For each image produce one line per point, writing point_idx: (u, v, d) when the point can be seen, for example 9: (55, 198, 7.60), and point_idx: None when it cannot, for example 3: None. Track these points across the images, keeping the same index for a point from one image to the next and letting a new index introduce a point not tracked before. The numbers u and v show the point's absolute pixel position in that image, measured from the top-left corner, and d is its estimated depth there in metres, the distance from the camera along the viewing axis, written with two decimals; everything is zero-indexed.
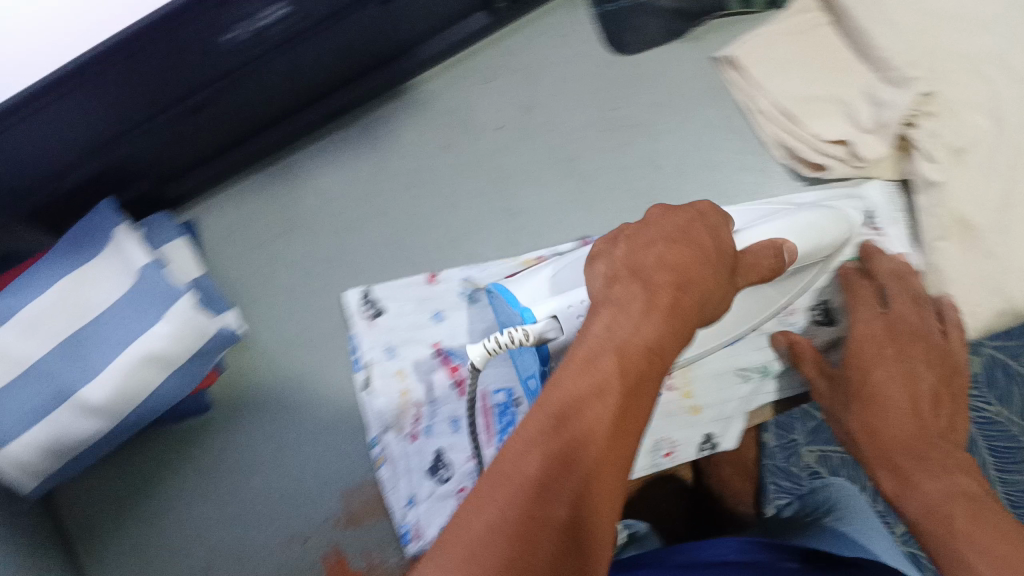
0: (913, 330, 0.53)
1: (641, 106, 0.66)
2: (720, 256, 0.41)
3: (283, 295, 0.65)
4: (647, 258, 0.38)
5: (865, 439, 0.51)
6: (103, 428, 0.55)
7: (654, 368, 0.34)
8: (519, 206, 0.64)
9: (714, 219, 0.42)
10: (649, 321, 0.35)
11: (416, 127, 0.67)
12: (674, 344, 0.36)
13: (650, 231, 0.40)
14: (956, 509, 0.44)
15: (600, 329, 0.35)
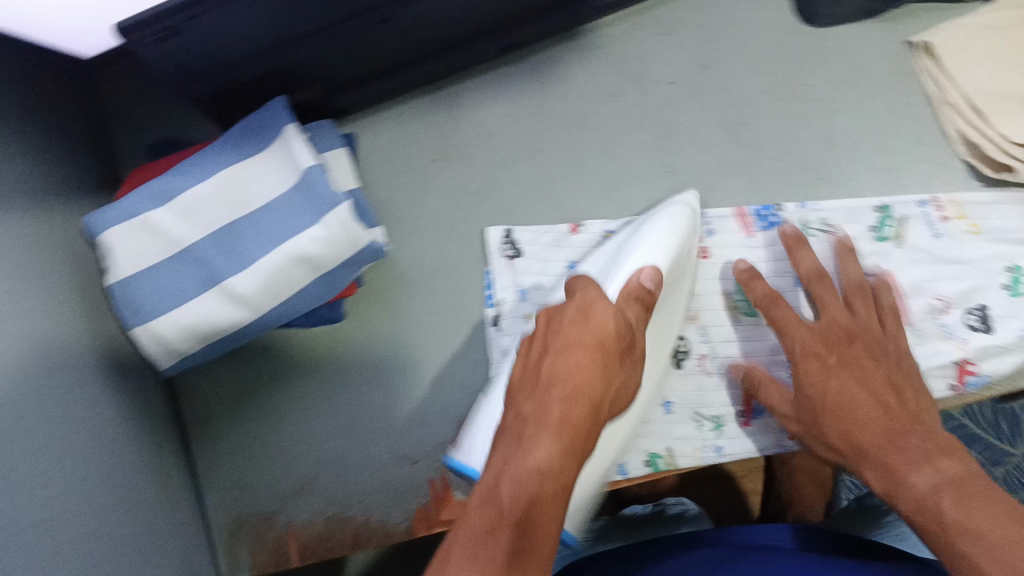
0: (831, 334, 0.55)
1: (824, 81, 0.63)
2: (608, 343, 0.49)
3: (429, 219, 0.67)
4: (549, 368, 0.48)
5: (845, 448, 0.51)
6: (244, 318, 0.60)
7: (552, 486, 0.42)
8: (680, 165, 0.63)
9: (588, 300, 0.51)
10: (545, 447, 0.43)
11: (588, 72, 0.65)
12: (569, 454, 0.44)
13: (566, 330, 0.50)
14: (946, 496, 0.45)
15: (498, 462, 0.43)
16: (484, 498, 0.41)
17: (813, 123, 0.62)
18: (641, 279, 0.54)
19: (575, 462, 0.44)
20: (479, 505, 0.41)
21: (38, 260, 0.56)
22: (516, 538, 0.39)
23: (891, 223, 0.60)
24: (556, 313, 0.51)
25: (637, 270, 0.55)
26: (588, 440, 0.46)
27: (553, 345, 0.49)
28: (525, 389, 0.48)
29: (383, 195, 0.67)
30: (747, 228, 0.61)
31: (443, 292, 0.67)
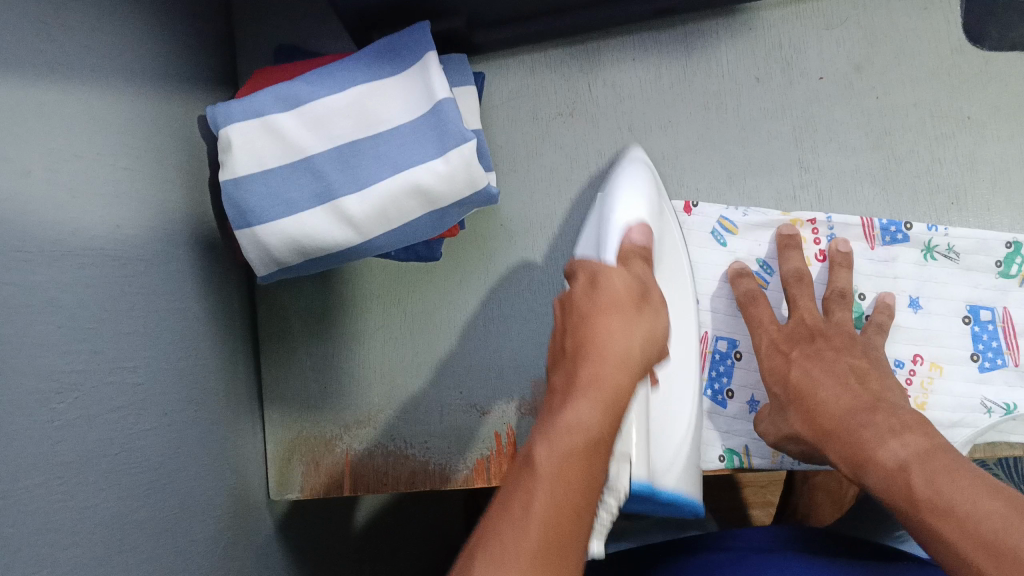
0: (799, 334, 0.58)
1: (982, 105, 0.61)
2: (621, 304, 0.43)
3: (542, 171, 0.66)
4: (572, 329, 0.43)
5: (808, 429, 0.52)
6: (349, 240, 0.60)
7: (588, 446, 0.37)
8: (813, 163, 0.62)
9: (596, 270, 0.46)
10: (583, 404, 0.38)
11: (736, 50, 0.63)
12: (607, 408, 0.38)
13: (576, 305, 0.44)
14: (913, 471, 0.44)
15: (530, 451, 0.37)
16: (511, 489, 0.35)
17: (958, 145, 0.60)
18: (631, 237, 0.52)
19: (607, 416, 0.38)
20: (506, 497, 0.35)
21: (158, 142, 0.56)
22: (556, 498, 0.34)
23: (1020, 261, 0.59)
24: (573, 293, 0.45)
25: (624, 227, 0.53)
26: (622, 397, 0.40)
27: (577, 302, 0.44)
28: (566, 362, 0.42)
29: (502, 143, 0.66)
30: (870, 241, 0.61)
31: (542, 247, 0.66)
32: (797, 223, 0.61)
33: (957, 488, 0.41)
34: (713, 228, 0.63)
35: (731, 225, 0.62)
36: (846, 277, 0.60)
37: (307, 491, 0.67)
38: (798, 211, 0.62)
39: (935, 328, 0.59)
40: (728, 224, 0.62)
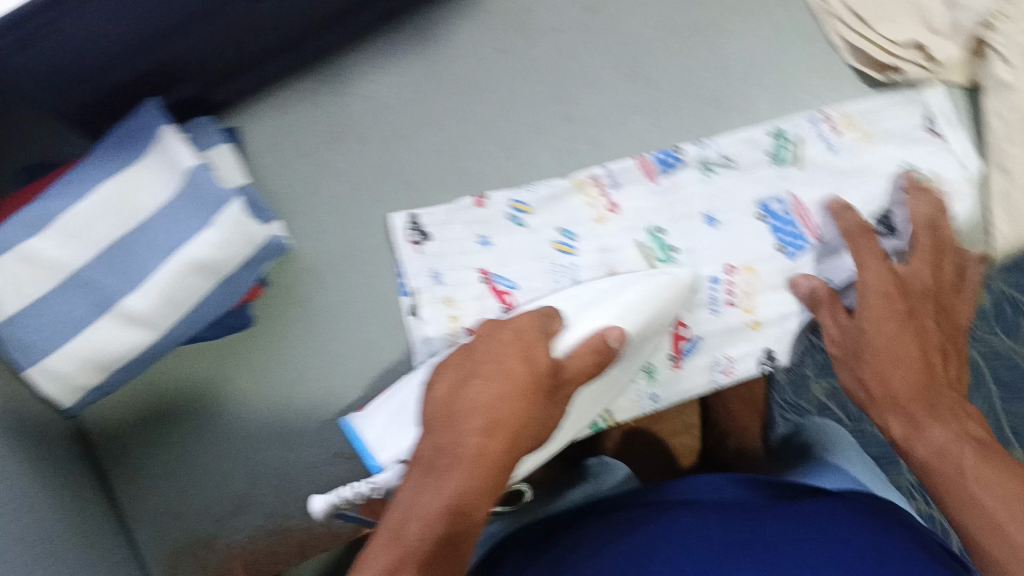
0: (921, 288, 0.56)
1: (711, 9, 0.63)
2: (533, 380, 0.47)
3: (327, 205, 0.62)
4: (463, 401, 0.46)
5: (874, 388, 0.54)
6: (144, 340, 0.57)
7: (461, 523, 0.41)
8: (578, 112, 0.62)
9: (530, 338, 0.50)
10: (455, 481, 0.42)
11: (471, 28, 0.63)
12: (479, 489, 0.42)
13: (483, 372, 0.47)
14: (963, 454, 0.47)
15: (408, 500, 0.42)
16: (390, 539, 0.40)
17: (703, 52, 0.62)
18: (606, 339, 0.52)
19: (489, 498, 0.43)
20: (386, 543, 0.40)
21: None
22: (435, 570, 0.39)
23: (786, 145, 0.61)
24: (484, 359, 0.48)
25: (602, 333, 0.52)
26: (500, 476, 0.44)
27: (479, 369, 0.47)
28: (442, 423, 0.46)
29: (278, 188, 0.62)
30: (653, 176, 0.61)
31: (355, 279, 0.63)
32: (583, 180, 0.61)
33: (999, 478, 0.45)
34: (508, 213, 0.61)
35: (524, 205, 0.61)
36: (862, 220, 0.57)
37: None
38: (580, 169, 0.62)
39: (737, 235, 0.61)
40: (522, 204, 0.61)
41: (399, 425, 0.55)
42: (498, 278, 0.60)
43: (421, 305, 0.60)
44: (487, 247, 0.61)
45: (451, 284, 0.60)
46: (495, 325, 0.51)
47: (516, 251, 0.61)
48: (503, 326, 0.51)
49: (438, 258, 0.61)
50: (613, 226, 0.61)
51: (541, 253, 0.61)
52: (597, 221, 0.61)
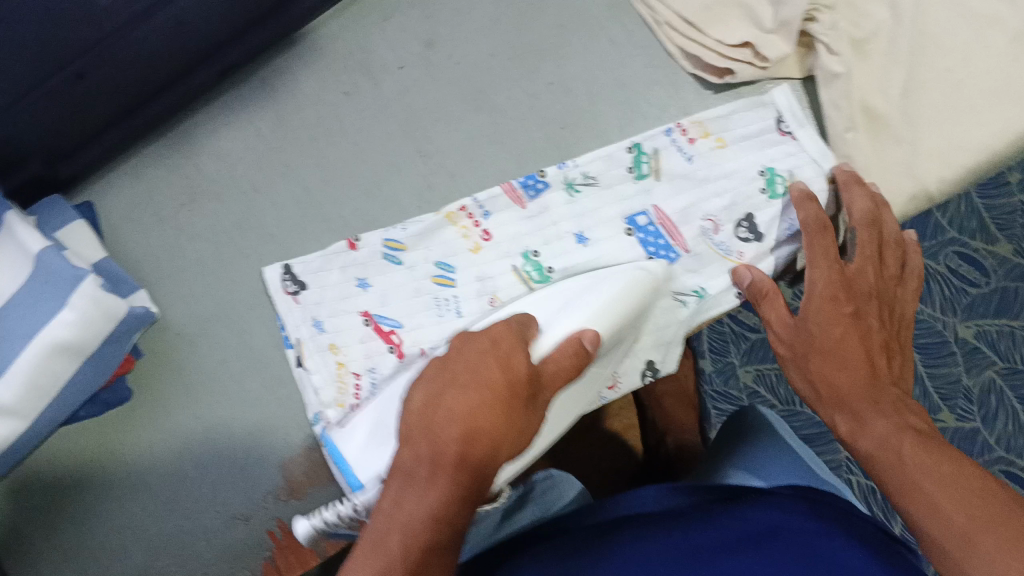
0: (862, 286, 0.55)
1: (547, 30, 0.63)
2: (513, 390, 0.45)
3: (191, 269, 0.62)
4: (439, 414, 0.43)
5: (819, 384, 0.54)
6: (17, 429, 0.53)
7: (444, 531, 0.40)
8: (432, 146, 0.62)
9: (508, 347, 0.47)
10: (422, 499, 0.40)
11: (314, 75, 0.63)
12: (463, 499, 0.41)
13: (452, 386, 0.44)
14: (906, 441, 0.47)
15: (392, 504, 0.42)
16: (372, 545, 0.40)
17: (545, 76, 0.63)
18: (584, 341, 0.51)
19: (472, 504, 0.42)
20: (369, 555, 0.39)
21: None
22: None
23: (646, 159, 0.61)
24: (459, 368, 0.45)
25: (580, 331, 0.51)
26: (480, 484, 0.42)
27: (460, 378, 0.44)
28: (418, 434, 0.43)
29: (139, 255, 0.61)
30: (519, 202, 0.61)
31: (227, 338, 0.62)
32: (454, 212, 0.61)
33: (944, 470, 0.44)
34: (382, 254, 0.61)
35: (397, 243, 0.61)
36: (869, 199, 0.57)
37: None
38: (448, 204, 0.62)
39: (609, 251, 0.60)
40: (394, 243, 0.61)
41: (376, 445, 0.54)
42: (380, 318, 0.60)
43: (305, 356, 0.59)
44: (366, 290, 0.61)
45: (333, 332, 0.60)
46: (465, 335, 0.48)
47: (396, 291, 0.61)
48: (477, 333, 0.48)
49: (316, 307, 0.60)
50: (488, 253, 0.61)
51: (423, 289, 0.61)
52: (472, 252, 0.61)
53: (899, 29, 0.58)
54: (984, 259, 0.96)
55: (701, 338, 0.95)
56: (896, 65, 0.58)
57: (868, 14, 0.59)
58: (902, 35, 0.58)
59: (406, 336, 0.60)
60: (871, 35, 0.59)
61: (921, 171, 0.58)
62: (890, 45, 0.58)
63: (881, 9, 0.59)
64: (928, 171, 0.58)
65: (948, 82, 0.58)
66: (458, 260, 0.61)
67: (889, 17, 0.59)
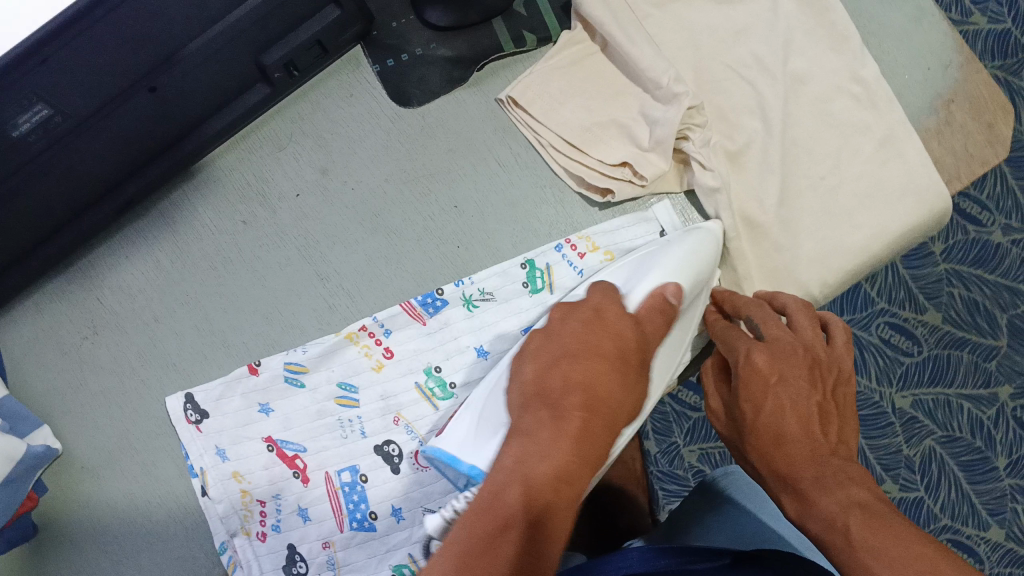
0: (790, 352, 0.51)
1: (436, 155, 0.65)
2: (625, 355, 0.49)
3: (95, 401, 0.62)
4: (556, 381, 0.48)
5: (769, 472, 0.50)
6: None
7: (564, 491, 0.43)
8: (330, 269, 0.64)
9: (611, 314, 0.52)
10: (551, 451, 0.44)
11: (213, 205, 0.65)
12: (584, 462, 0.44)
13: (565, 359, 0.49)
14: (853, 518, 0.43)
15: (515, 461, 0.44)
16: (486, 504, 0.42)
17: (437, 196, 0.64)
18: (667, 294, 0.53)
19: (591, 470, 0.45)
20: (487, 503, 0.42)
21: None
22: (535, 537, 0.40)
23: (540, 274, 0.62)
24: (568, 340, 0.50)
25: (662, 286, 0.54)
26: (599, 451, 0.46)
27: (568, 351, 0.49)
28: (541, 403, 0.47)
29: (42, 389, 0.62)
30: (419, 319, 0.62)
31: (131, 469, 0.62)
32: (355, 332, 0.62)
33: (887, 542, 0.40)
34: (284, 378, 0.62)
35: (299, 366, 0.62)
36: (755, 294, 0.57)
37: None
38: (348, 324, 0.63)
39: None
40: (296, 366, 0.62)
41: (487, 432, 0.52)
42: (284, 443, 0.61)
43: (209, 484, 0.60)
44: (269, 414, 0.62)
45: (237, 459, 0.61)
46: (568, 311, 0.53)
47: (298, 415, 0.62)
48: (576, 308, 0.53)
49: (220, 435, 0.61)
50: (391, 370, 0.62)
51: (325, 410, 0.62)
52: (374, 370, 0.62)
53: (770, 142, 0.60)
54: (914, 326, 0.83)
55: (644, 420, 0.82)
56: (772, 174, 0.60)
57: (739, 128, 0.61)
58: (773, 146, 0.60)
59: (311, 460, 0.61)
60: (745, 147, 0.60)
61: (800, 275, 0.59)
62: (765, 156, 0.60)
63: (757, 122, 0.61)
64: (807, 275, 0.59)
65: (823, 190, 0.60)
66: (360, 379, 0.62)
67: (762, 130, 0.61)
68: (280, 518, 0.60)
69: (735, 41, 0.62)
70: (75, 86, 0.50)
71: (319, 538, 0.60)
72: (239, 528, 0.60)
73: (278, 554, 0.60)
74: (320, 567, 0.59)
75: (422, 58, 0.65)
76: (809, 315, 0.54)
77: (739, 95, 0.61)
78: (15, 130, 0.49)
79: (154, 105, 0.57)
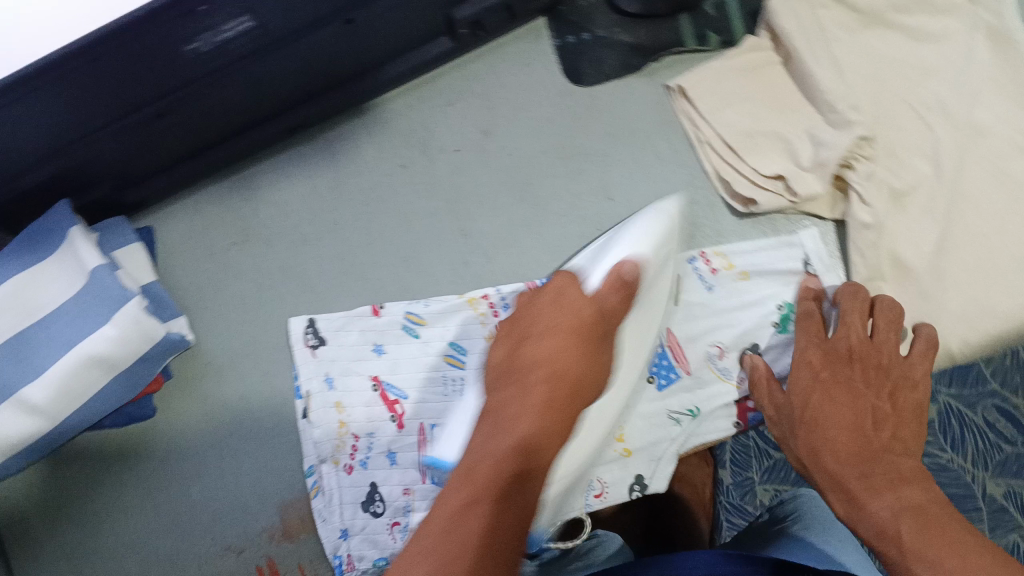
0: (845, 354, 0.56)
1: (597, 137, 0.66)
2: (580, 330, 0.48)
3: (230, 304, 0.66)
4: (524, 358, 0.48)
5: (808, 460, 0.53)
6: (42, 428, 0.57)
7: (529, 459, 0.43)
8: (473, 227, 0.65)
9: (561, 286, 0.51)
10: (518, 427, 0.44)
11: (375, 145, 0.67)
12: (549, 432, 0.45)
13: (527, 343, 0.49)
14: (906, 523, 0.45)
15: (483, 443, 0.45)
16: (466, 477, 0.43)
17: (590, 176, 0.65)
18: (623, 271, 0.52)
19: (549, 440, 0.45)
20: (461, 482, 0.42)
21: None
22: (502, 506, 0.41)
23: None
24: (536, 317, 0.50)
25: (622, 261, 0.53)
26: (564, 420, 0.46)
27: (532, 332, 0.49)
28: (508, 376, 0.48)
29: (185, 283, 0.66)
30: None
31: (252, 375, 0.65)
32: (477, 300, 0.64)
33: (942, 548, 0.42)
34: (401, 325, 0.64)
35: (418, 317, 0.64)
36: (849, 285, 0.59)
37: None
38: (472, 288, 0.64)
39: None
40: (415, 317, 0.64)
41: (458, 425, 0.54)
42: (388, 386, 0.63)
43: (311, 408, 0.62)
44: (381, 355, 0.63)
45: (342, 390, 0.63)
46: (537, 292, 0.52)
47: (407, 362, 0.63)
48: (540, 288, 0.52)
49: (331, 363, 0.63)
50: None
51: (432, 364, 0.63)
52: (487, 338, 0.63)
53: (939, 186, 0.59)
54: None
55: (721, 445, 0.65)
56: (932, 220, 0.59)
57: (908, 167, 0.60)
58: (943, 193, 0.59)
59: (410, 407, 0.62)
60: (910, 188, 0.59)
61: (942, 325, 0.58)
62: (930, 201, 0.59)
63: (926, 163, 0.60)
64: (948, 326, 0.58)
65: (983, 246, 0.58)
66: (472, 343, 0.63)
67: (933, 173, 0.59)
68: (370, 456, 0.62)
69: (923, 79, 0.61)
70: (277, 6, 0.52)
71: (401, 483, 0.62)
72: (330, 457, 0.62)
73: (359, 489, 0.61)
74: (398, 510, 0.61)
75: (600, 41, 0.66)
76: (891, 321, 0.57)
77: (913, 133, 0.60)
78: (216, 36, 0.52)
79: (342, 37, 0.59)
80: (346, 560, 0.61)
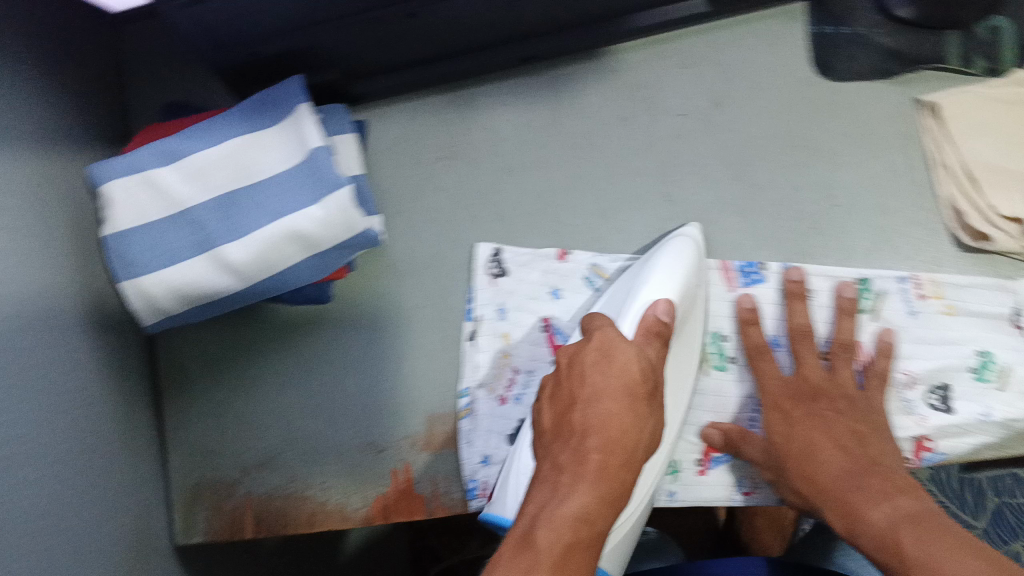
0: (808, 387, 0.60)
1: (827, 134, 0.64)
2: (628, 391, 0.49)
3: (424, 214, 0.67)
4: (573, 424, 0.49)
5: (807, 490, 0.56)
6: (232, 287, 0.57)
7: (587, 529, 0.44)
8: (679, 195, 0.65)
9: (607, 346, 0.51)
10: (576, 492, 0.44)
11: (601, 93, 0.67)
12: (605, 501, 0.45)
13: (579, 411, 0.49)
14: (905, 530, 0.48)
15: (536, 507, 0.45)
16: (519, 542, 0.43)
17: (813, 172, 0.64)
18: (657, 312, 0.54)
19: (608, 507, 0.45)
20: (514, 549, 0.42)
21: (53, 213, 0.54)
22: (561, 572, 0.41)
23: (870, 296, 0.62)
24: (584, 377, 0.50)
25: (652, 304, 0.55)
26: (624, 481, 0.47)
27: (580, 395, 0.50)
28: (560, 437, 0.49)
29: (387, 184, 0.67)
30: (732, 282, 0.63)
31: (430, 286, 0.66)
32: None
33: (941, 543, 0.46)
34: (583, 275, 0.64)
35: (601, 271, 0.64)
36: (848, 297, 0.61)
37: (210, 536, 0.64)
38: None
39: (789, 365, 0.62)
40: (599, 270, 0.64)
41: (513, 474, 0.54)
42: (556, 330, 0.64)
43: (480, 333, 0.64)
44: (556, 300, 0.64)
45: (513, 323, 0.64)
46: (571, 349, 0.53)
47: (579, 312, 0.64)
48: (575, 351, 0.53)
49: (507, 295, 0.65)
50: None
51: None
52: None
53: None
54: None
55: None
56: None
57: None
58: None
59: None
60: None
61: None
62: None
63: None
64: None
65: None
66: None
67: None
68: (525, 392, 0.63)
69: None
70: None
71: None
72: (488, 384, 0.63)
73: (509, 422, 0.63)
74: None
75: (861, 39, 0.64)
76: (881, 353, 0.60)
77: None
78: None
79: None
80: (481, 486, 0.61)
